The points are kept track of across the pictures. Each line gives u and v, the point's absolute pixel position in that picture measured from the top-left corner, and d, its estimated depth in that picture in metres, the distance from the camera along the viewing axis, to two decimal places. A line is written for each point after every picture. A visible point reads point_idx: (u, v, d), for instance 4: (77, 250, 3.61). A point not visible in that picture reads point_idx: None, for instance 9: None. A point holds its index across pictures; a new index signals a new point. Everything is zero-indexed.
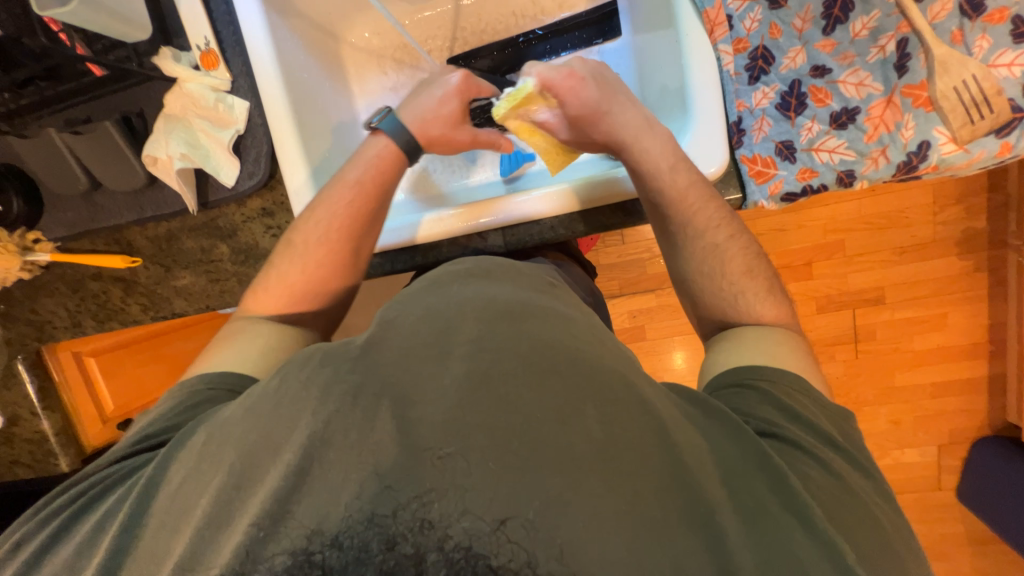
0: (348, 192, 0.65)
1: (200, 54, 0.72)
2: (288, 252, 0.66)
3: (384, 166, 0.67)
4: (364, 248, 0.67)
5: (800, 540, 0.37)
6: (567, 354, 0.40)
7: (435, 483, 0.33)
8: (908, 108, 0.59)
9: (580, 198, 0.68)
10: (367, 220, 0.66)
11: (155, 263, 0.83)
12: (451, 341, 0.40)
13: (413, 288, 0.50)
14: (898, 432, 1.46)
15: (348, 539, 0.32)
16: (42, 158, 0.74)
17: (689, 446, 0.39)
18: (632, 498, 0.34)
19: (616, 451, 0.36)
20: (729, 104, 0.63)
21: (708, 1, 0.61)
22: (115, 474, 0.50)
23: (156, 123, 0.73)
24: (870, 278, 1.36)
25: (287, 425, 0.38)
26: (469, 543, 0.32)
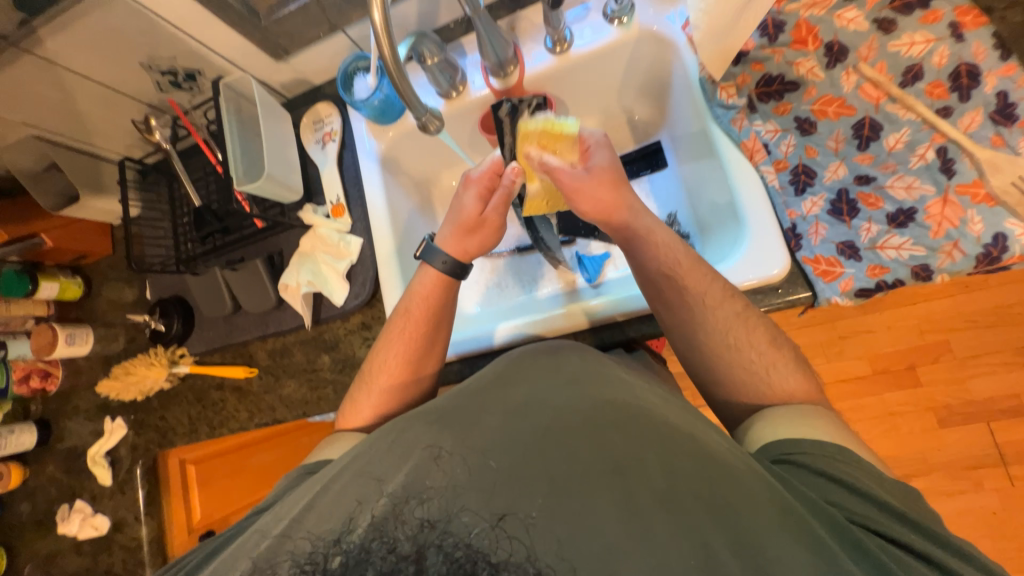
0: (401, 322, 0.74)
1: (332, 206, 0.93)
2: (361, 381, 0.74)
3: (427, 293, 0.74)
4: (424, 362, 0.74)
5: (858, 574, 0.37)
6: (633, 418, 0.44)
7: (434, 482, 0.40)
8: (969, 205, 0.61)
9: (581, 321, 0.77)
10: (424, 339, 0.73)
11: (267, 373, 0.96)
12: (530, 413, 0.45)
13: (486, 368, 0.56)
14: None
15: (350, 541, 0.38)
16: (205, 289, 0.94)
17: (747, 489, 0.39)
18: (701, 550, 0.36)
19: (673, 501, 0.38)
20: (781, 214, 0.67)
21: (743, 135, 0.70)
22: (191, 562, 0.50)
23: (292, 259, 0.92)
24: (996, 383, 1.19)
25: (375, 475, 0.43)
26: (469, 540, 0.36)
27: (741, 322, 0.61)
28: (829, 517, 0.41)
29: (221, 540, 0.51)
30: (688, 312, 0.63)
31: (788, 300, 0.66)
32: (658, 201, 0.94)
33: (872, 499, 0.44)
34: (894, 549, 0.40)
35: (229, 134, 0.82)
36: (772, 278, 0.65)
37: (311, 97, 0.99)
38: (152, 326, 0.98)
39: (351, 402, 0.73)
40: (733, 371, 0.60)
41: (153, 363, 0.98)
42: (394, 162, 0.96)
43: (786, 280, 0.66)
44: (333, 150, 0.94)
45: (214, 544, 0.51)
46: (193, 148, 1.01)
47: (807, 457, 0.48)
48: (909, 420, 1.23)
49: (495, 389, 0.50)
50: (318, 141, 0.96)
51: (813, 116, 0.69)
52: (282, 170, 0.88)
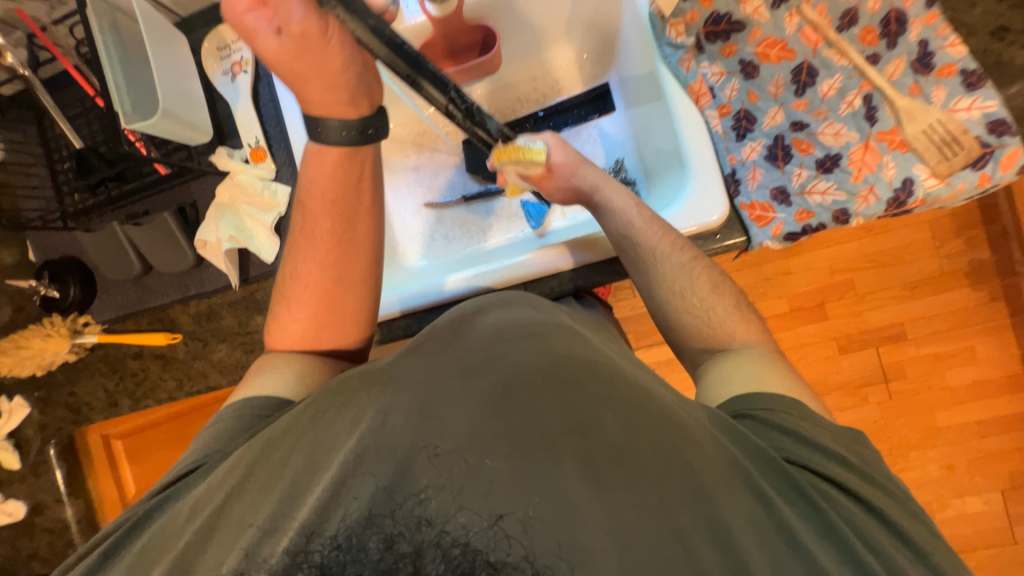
0: (307, 219, 0.68)
1: (251, 150, 0.82)
2: (280, 295, 0.69)
3: (316, 179, 0.66)
4: (349, 273, 0.68)
5: (804, 525, 0.42)
6: (594, 377, 0.45)
7: (431, 480, 0.37)
8: (885, 151, 0.66)
9: (518, 268, 0.77)
10: (336, 240, 0.67)
11: (194, 338, 0.88)
12: (483, 366, 0.45)
13: (443, 322, 0.54)
14: (954, 479, 1.36)
15: (347, 540, 0.34)
16: (102, 247, 0.82)
17: (702, 451, 0.43)
18: (658, 504, 0.38)
19: (631, 458, 0.40)
20: (722, 159, 0.69)
21: (690, 78, 0.69)
22: (140, 513, 0.48)
23: (208, 212, 0.80)
24: (887, 315, 1.37)
25: (334, 446, 0.42)
26: (467, 539, 0.34)
27: (697, 269, 0.64)
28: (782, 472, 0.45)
29: (175, 488, 0.50)
30: (653, 262, 0.65)
31: (726, 244, 0.68)
32: (605, 147, 0.92)
33: (813, 445, 0.49)
34: (824, 484, 0.46)
35: (109, 62, 0.69)
36: (711, 225, 0.67)
37: (212, 15, 0.83)
38: (42, 292, 0.85)
39: (273, 319, 0.69)
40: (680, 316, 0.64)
41: (49, 335, 0.85)
42: None
43: (724, 226, 0.68)
44: (245, 83, 0.81)
45: (169, 493, 0.50)
46: (63, 76, 0.82)
47: (766, 412, 0.52)
48: (816, 350, 1.39)
49: (447, 350, 0.48)
50: (226, 72, 0.82)
51: (756, 59, 0.69)
52: (182, 104, 0.75)
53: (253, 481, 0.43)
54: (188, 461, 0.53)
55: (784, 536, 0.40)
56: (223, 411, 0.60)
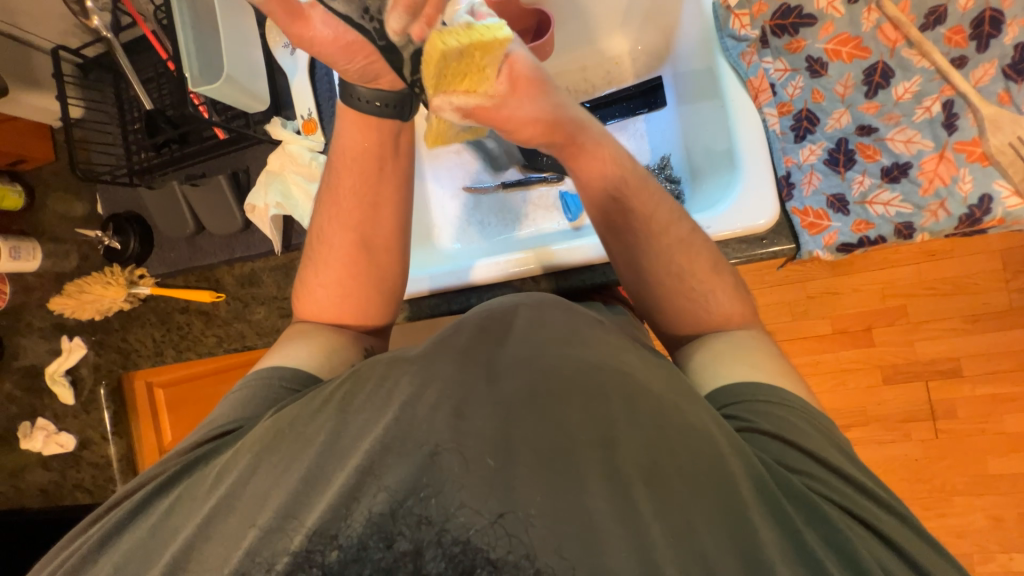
0: (344, 179, 0.67)
1: (304, 121, 0.83)
2: (307, 260, 0.70)
3: (348, 137, 0.65)
4: (375, 238, 0.69)
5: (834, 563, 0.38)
6: (618, 390, 0.43)
7: (431, 480, 0.36)
8: (963, 163, 0.61)
9: (543, 259, 0.76)
10: (359, 200, 0.68)
11: (236, 299, 0.92)
12: (504, 368, 0.43)
13: (473, 312, 0.53)
14: (1000, 531, 1.26)
15: (348, 538, 0.35)
16: (161, 204, 0.87)
17: (722, 468, 0.40)
18: (683, 522, 0.37)
19: (657, 477, 0.38)
20: (777, 160, 0.65)
21: (750, 72, 0.65)
22: (172, 472, 0.48)
23: (259, 178, 0.84)
24: (942, 348, 1.27)
25: (352, 438, 0.41)
26: (467, 537, 0.34)
27: (710, 258, 0.61)
28: (802, 497, 0.42)
29: (203, 452, 0.49)
30: (693, 253, 0.61)
31: (775, 250, 0.64)
32: (651, 142, 0.90)
33: (856, 483, 0.44)
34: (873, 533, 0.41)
35: (181, 25, 0.73)
36: (757, 229, 0.63)
37: None
38: (105, 243, 0.91)
39: (300, 286, 0.70)
40: (672, 305, 0.61)
41: (109, 283, 0.92)
42: None
43: (772, 231, 0.64)
44: (302, 56, 0.82)
45: (202, 451, 0.49)
46: (140, 43, 0.88)
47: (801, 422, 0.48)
48: (857, 377, 1.31)
49: (476, 345, 0.46)
50: (286, 45, 0.82)
51: (825, 56, 0.65)
52: (244, 73, 0.78)
53: (267, 464, 0.42)
54: (222, 421, 0.53)
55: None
56: (254, 372, 0.61)
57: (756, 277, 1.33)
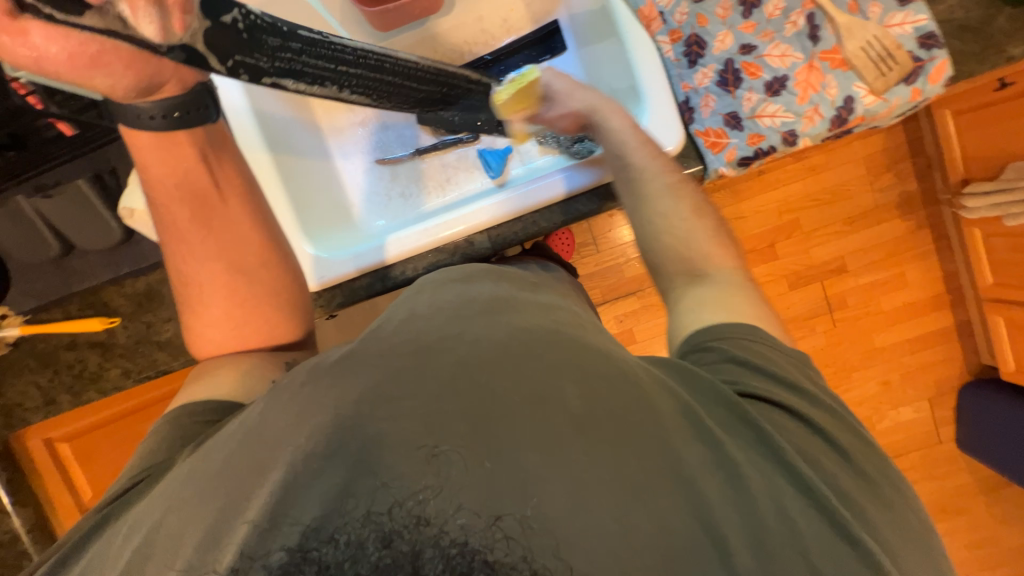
0: (179, 209, 0.59)
1: None
2: (185, 302, 0.62)
3: (145, 155, 0.55)
4: (245, 256, 0.61)
5: (765, 476, 0.41)
6: (548, 347, 0.43)
7: (430, 480, 0.34)
8: (828, 70, 0.67)
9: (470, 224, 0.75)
10: (202, 223, 0.60)
11: (136, 320, 0.81)
12: (439, 345, 0.41)
13: (405, 295, 0.51)
14: (890, 392, 1.51)
15: (342, 533, 0.30)
16: (13, 228, 0.74)
17: (653, 409, 0.41)
18: (617, 463, 0.37)
19: (590, 426, 0.38)
20: (675, 87, 0.70)
21: (640, 2, 0.70)
22: (83, 531, 0.45)
23: (130, 178, 0.73)
24: (829, 249, 1.46)
25: (266, 459, 0.38)
26: (465, 539, 0.30)
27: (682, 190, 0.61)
28: (749, 420, 0.44)
29: (110, 510, 0.46)
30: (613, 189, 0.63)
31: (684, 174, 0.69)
32: None
33: (785, 384, 0.48)
34: (795, 424, 0.46)
35: None
36: (665, 156, 0.67)
37: None
38: None
39: (196, 327, 0.62)
40: (655, 248, 0.62)
41: None
42: None
43: (680, 156, 0.69)
44: None
45: (108, 511, 0.46)
46: None
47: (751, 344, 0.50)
48: (767, 288, 1.48)
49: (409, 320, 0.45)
50: None
51: None
52: None
53: (189, 492, 0.40)
54: (127, 475, 0.50)
55: (743, 486, 0.40)
56: (163, 417, 0.55)
57: None
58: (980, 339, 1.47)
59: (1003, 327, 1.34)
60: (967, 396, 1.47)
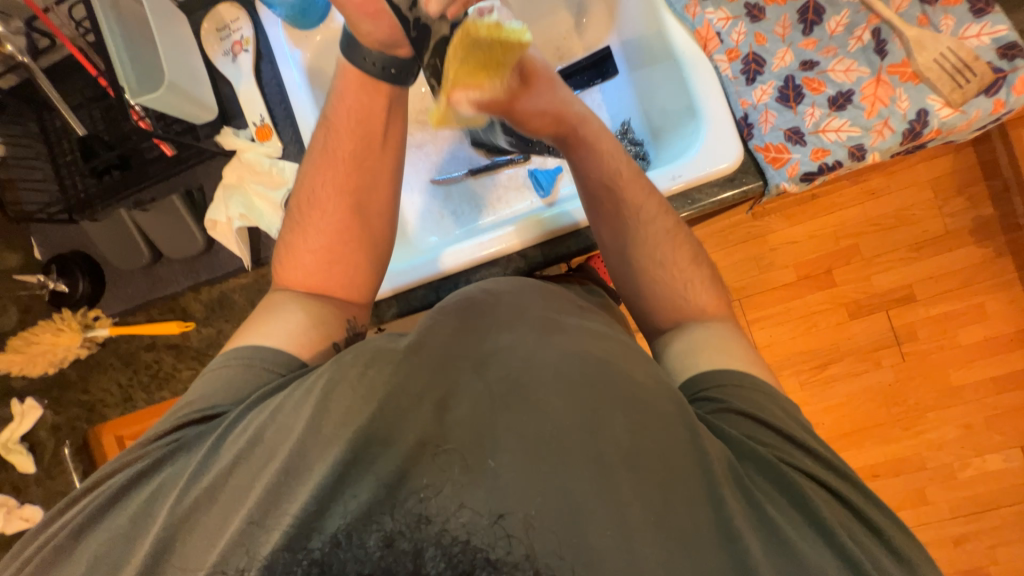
0: (339, 137, 0.65)
1: (256, 128, 0.80)
2: (292, 223, 0.66)
3: (346, 94, 0.65)
4: (369, 209, 0.66)
5: (805, 535, 0.39)
6: (600, 375, 0.44)
7: (431, 480, 0.38)
8: (897, 84, 0.65)
9: (523, 234, 0.76)
10: (354, 160, 0.65)
11: (208, 324, 0.89)
12: (492, 357, 0.45)
13: (450, 303, 0.53)
14: (973, 438, 1.36)
15: (348, 541, 0.34)
16: (113, 237, 0.81)
17: (690, 457, 0.41)
18: (662, 502, 0.38)
19: (633, 458, 0.40)
20: (734, 104, 0.69)
21: (697, 23, 0.70)
22: (150, 459, 0.48)
23: (217, 194, 0.80)
24: (895, 277, 1.36)
25: (328, 443, 0.40)
26: (467, 537, 0.34)
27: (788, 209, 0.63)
28: (784, 477, 0.42)
29: (180, 438, 0.49)
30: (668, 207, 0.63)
31: (742, 191, 0.68)
32: (610, 111, 0.92)
33: (827, 460, 0.44)
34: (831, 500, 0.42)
35: (109, 34, 0.68)
36: (721, 172, 0.67)
37: None
38: (50, 287, 0.82)
39: (286, 250, 0.65)
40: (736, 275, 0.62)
41: (61, 329, 0.85)
42: (324, 75, 0.85)
43: (737, 171, 0.68)
44: (246, 62, 0.80)
45: (185, 435, 0.49)
46: (67, 68, 0.82)
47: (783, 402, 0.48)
48: (826, 316, 1.39)
49: (476, 329, 0.49)
50: (226, 52, 0.81)
51: (761, 2, 0.70)
52: (187, 80, 0.74)
53: (241, 472, 0.42)
54: (192, 405, 0.51)
55: (778, 545, 0.38)
56: (227, 350, 0.57)
57: (721, 235, 1.40)
58: None
59: None
60: None
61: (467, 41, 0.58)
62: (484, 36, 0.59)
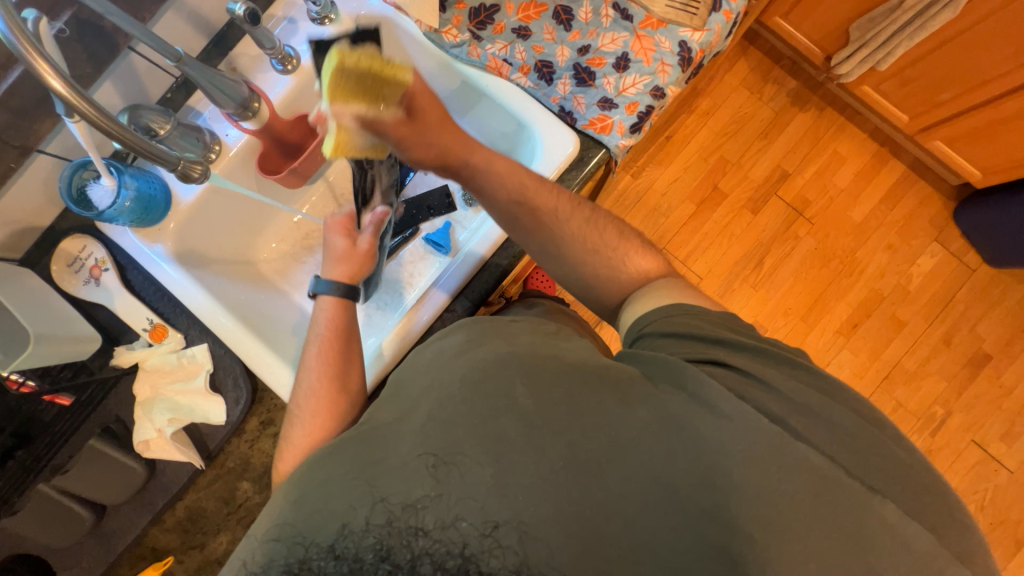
0: (331, 337, 0.67)
1: (149, 332, 0.78)
2: (289, 417, 0.62)
3: (333, 310, 0.69)
4: (354, 375, 0.65)
5: (758, 430, 0.42)
6: (546, 359, 0.49)
7: (428, 490, 0.42)
8: (653, 32, 0.79)
9: (446, 291, 0.80)
10: (347, 351, 0.66)
11: (188, 547, 0.83)
12: (452, 401, 0.46)
13: (407, 360, 0.57)
14: (898, 253, 1.52)
15: (347, 549, 0.39)
16: (46, 516, 0.73)
17: (604, 368, 0.48)
18: (620, 447, 0.43)
19: (592, 422, 0.44)
20: (548, 103, 0.80)
21: (484, 61, 0.81)
22: None
23: (135, 413, 0.76)
24: (763, 165, 1.55)
25: (327, 494, 0.44)
26: (463, 546, 0.39)
27: None
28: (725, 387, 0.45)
29: None
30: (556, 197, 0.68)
31: (594, 161, 0.78)
32: None
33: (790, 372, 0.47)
34: (803, 409, 0.44)
35: None
36: (572, 154, 0.76)
37: (47, 242, 0.81)
38: None
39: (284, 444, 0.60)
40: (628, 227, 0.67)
41: None
42: (196, 253, 0.86)
43: (582, 149, 0.78)
44: (111, 279, 0.79)
45: None
46: None
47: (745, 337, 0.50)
48: (735, 223, 1.53)
49: (423, 381, 0.51)
50: (87, 280, 0.79)
51: (522, 23, 0.81)
52: (57, 327, 0.72)
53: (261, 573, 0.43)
54: None
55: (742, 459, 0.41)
56: None
57: (618, 206, 1.53)
58: (936, 166, 1.53)
59: (942, 146, 1.40)
60: (967, 218, 1.48)
61: (335, 70, 0.52)
62: (354, 64, 0.53)
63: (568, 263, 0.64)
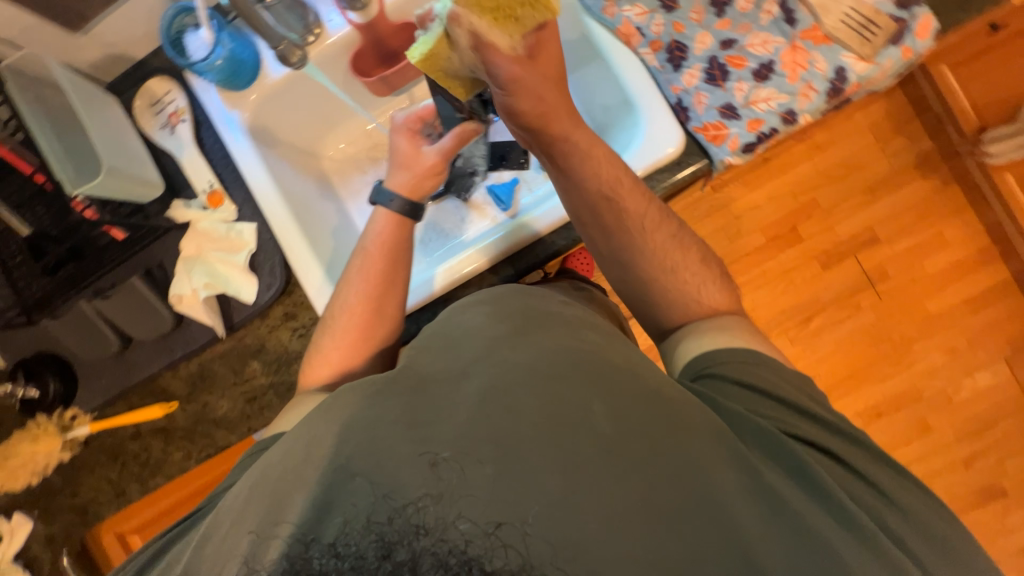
0: (370, 260, 0.66)
1: (207, 196, 0.80)
2: (322, 325, 0.65)
3: (382, 230, 0.67)
4: (387, 305, 0.64)
5: (780, 522, 0.40)
6: (591, 372, 0.44)
7: (430, 489, 0.37)
8: (812, 48, 0.69)
9: (495, 252, 0.77)
10: (385, 282, 0.65)
11: (192, 401, 0.88)
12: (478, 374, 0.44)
13: (444, 317, 0.55)
14: (959, 360, 1.40)
15: (346, 547, 0.33)
16: (77, 330, 0.79)
17: (644, 394, 0.44)
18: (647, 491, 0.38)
19: (623, 451, 0.40)
20: (667, 91, 0.72)
21: (616, 22, 0.73)
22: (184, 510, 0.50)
23: (176, 266, 0.79)
24: (857, 224, 1.42)
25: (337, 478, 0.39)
26: (463, 548, 0.33)
27: None
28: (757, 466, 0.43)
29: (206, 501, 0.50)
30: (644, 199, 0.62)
31: (691, 170, 0.70)
32: None
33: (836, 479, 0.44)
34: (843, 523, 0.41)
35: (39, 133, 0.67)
36: (670, 156, 0.69)
37: (137, 76, 0.82)
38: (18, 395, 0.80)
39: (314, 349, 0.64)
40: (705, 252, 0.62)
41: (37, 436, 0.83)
42: (267, 131, 0.85)
43: (683, 155, 0.70)
44: (186, 131, 0.80)
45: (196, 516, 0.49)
46: None
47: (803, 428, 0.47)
48: (801, 272, 1.43)
49: (455, 342, 0.49)
50: (164, 125, 0.81)
51: None
52: (129, 163, 0.75)
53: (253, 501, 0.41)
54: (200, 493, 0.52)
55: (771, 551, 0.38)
56: None
57: (689, 213, 1.44)
58: None
59: None
60: None
61: None
62: None
63: (629, 268, 0.60)
